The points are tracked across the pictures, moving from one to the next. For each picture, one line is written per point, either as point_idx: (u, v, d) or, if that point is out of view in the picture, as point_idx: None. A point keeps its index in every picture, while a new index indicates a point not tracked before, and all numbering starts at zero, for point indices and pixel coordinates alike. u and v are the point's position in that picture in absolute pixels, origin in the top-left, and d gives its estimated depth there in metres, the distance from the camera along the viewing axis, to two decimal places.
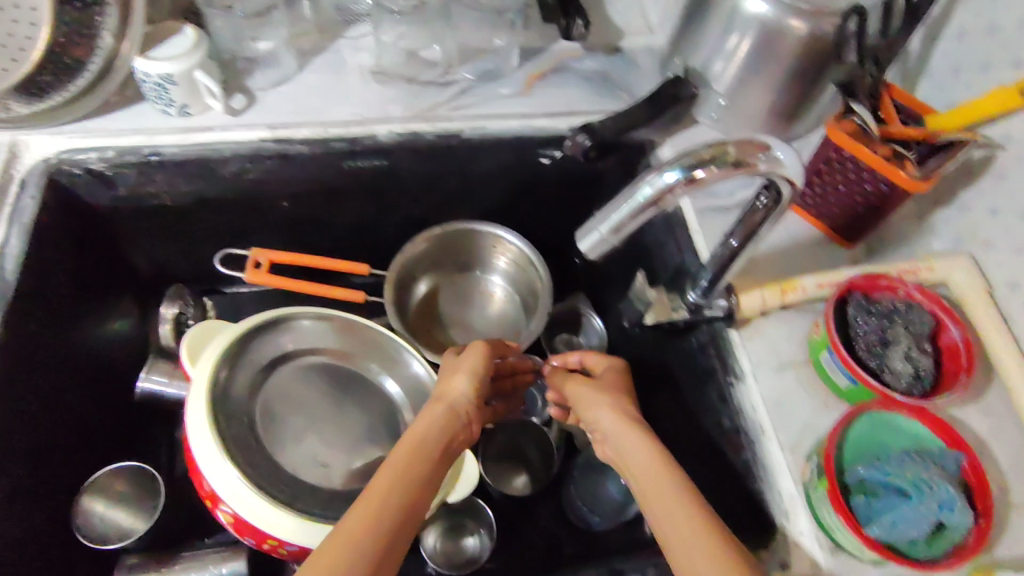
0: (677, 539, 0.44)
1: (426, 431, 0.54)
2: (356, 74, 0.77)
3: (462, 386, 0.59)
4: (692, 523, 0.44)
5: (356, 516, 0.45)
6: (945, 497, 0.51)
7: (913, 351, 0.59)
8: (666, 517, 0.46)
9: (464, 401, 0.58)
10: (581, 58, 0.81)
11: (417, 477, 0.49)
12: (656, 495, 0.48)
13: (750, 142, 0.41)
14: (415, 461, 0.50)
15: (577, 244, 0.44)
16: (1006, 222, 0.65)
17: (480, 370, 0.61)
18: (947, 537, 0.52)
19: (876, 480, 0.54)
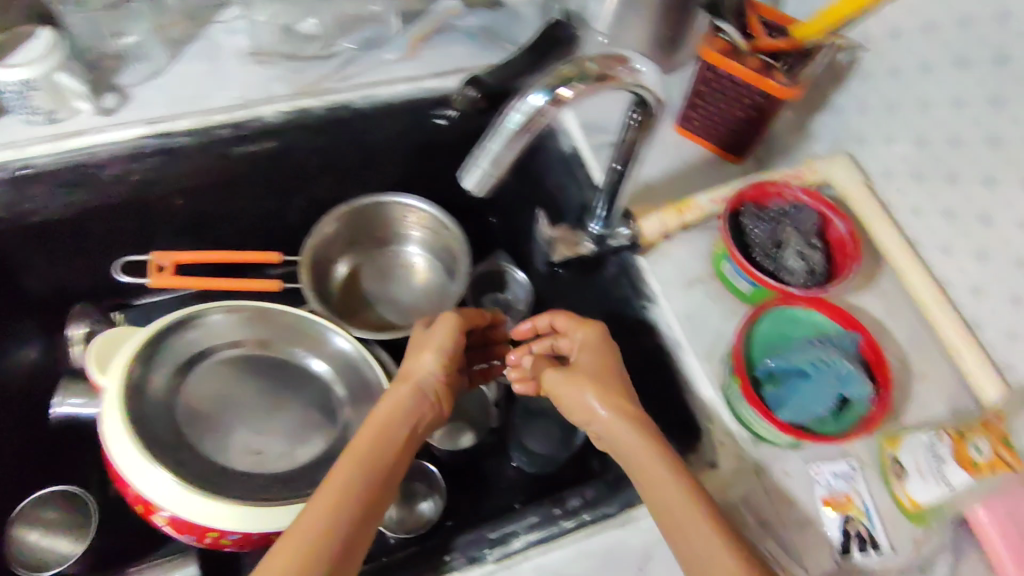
0: (666, 512, 0.49)
1: (391, 420, 0.55)
2: (232, 58, 0.75)
3: (428, 363, 0.59)
4: (681, 502, 0.49)
5: (318, 514, 0.47)
6: (844, 372, 0.55)
7: (805, 249, 0.63)
8: (658, 490, 0.50)
9: (433, 383, 0.59)
10: (462, 15, 0.80)
11: (378, 467, 0.52)
12: (645, 471, 0.51)
13: (609, 58, 0.43)
14: (378, 453, 0.53)
15: (463, 183, 0.45)
16: (875, 117, 0.69)
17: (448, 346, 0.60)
18: (853, 410, 0.57)
19: (783, 369, 0.57)
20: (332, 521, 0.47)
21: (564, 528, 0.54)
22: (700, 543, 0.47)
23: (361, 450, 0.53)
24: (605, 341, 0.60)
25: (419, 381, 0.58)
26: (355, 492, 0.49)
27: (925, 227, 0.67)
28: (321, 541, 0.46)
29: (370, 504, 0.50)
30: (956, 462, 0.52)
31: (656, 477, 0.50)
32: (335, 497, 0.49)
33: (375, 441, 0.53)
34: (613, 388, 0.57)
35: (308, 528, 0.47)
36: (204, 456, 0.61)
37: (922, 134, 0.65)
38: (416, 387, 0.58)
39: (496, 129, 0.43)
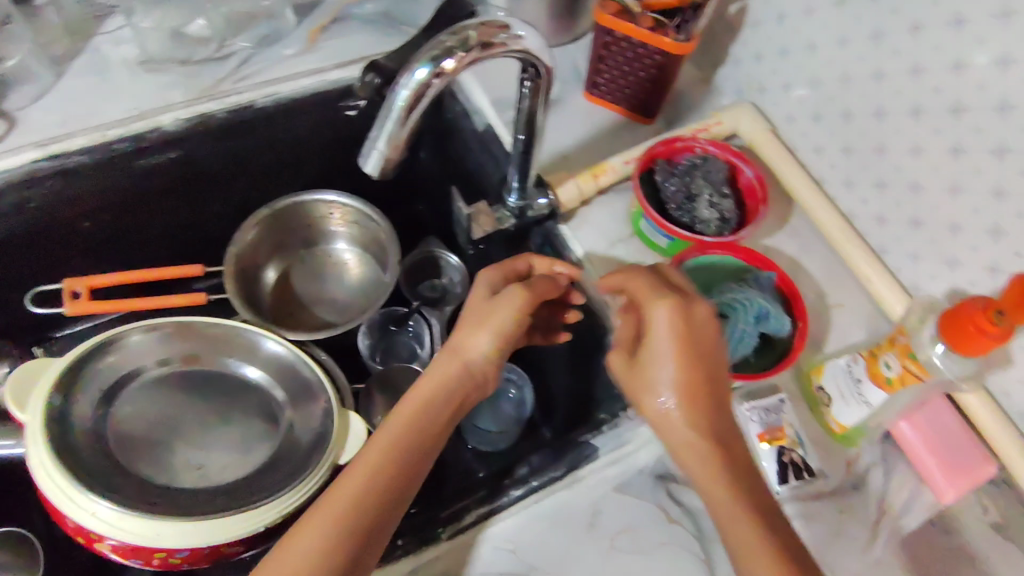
0: (699, 474, 0.49)
1: (427, 407, 0.53)
2: (123, 69, 0.72)
3: (483, 343, 0.55)
4: (714, 473, 0.48)
5: (333, 511, 0.47)
6: (760, 308, 0.58)
7: (715, 198, 0.65)
8: (691, 455, 0.50)
9: (480, 364, 0.55)
10: (360, 3, 0.80)
11: (403, 462, 0.50)
12: (687, 440, 0.50)
13: (490, 25, 0.43)
14: (405, 447, 0.51)
15: (362, 166, 0.45)
16: (770, 64, 0.71)
17: (508, 327, 0.56)
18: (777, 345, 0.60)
19: None
20: (346, 521, 0.47)
21: (514, 496, 0.55)
22: (727, 511, 0.47)
23: (388, 443, 0.50)
24: (676, 320, 0.51)
25: (468, 360, 0.55)
26: (374, 488, 0.48)
27: (828, 164, 0.69)
28: (335, 539, 0.46)
29: (388, 502, 0.49)
30: (872, 381, 0.55)
31: (692, 442, 0.50)
32: (353, 493, 0.48)
33: (403, 433, 0.51)
34: (692, 366, 0.51)
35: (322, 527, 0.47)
36: (140, 479, 0.59)
37: (814, 74, 0.68)
38: (465, 368, 0.55)
39: (387, 109, 0.43)
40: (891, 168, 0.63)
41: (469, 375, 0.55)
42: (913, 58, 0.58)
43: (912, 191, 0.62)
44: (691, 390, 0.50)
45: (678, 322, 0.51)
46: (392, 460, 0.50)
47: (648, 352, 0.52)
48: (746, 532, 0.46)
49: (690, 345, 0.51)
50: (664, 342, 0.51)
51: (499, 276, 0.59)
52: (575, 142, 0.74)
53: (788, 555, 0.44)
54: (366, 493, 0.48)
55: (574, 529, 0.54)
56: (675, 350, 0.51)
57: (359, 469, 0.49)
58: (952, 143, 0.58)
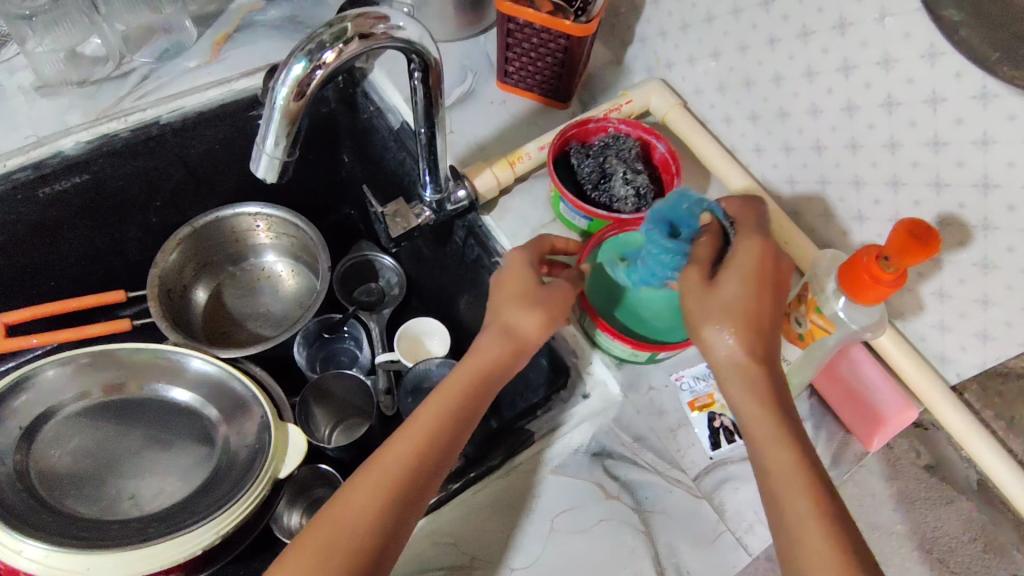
0: (750, 408, 0.46)
1: (479, 386, 0.52)
2: (17, 96, 0.70)
3: (530, 325, 0.55)
4: (772, 416, 0.45)
5: (384, 474, 0.47)
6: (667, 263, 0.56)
7: (630, 175, 0.65)
8: (738, 389, 0.47)
9: (531, 342, 0.55)
10: (263, 10, 0.79)
11: (452, 438, 0.49)
12: (738, 372, 0.47)
13: (366, 17, 0.43)
14: (455, 420, 0.50)
15: (253, 170, 0.45)
16: (674, 39, 0.73)
17: (557, 308, 0.55)
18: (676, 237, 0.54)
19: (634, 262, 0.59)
20: (396, 487, 0.46)
21: (451, 490, 0.56)
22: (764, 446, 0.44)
23: (443, 414, 0.50)
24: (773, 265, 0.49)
25: (520, 342, 0.55)
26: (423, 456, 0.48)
27: (738, 133, 0.71)
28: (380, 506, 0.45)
29: (434, 477, 0.48)
30: (787, 339, 0.58)
31: (748, 374, 0.47)
32: (410, 457, 0.47)
33: (455, 408, 0.51)
34: (761, 297, 0.48)
35: (370, 494, 0.46)
36: (72, 515, 0.58)
37: (714, 46, 0.69)
38: (517, 349, 0.54)
39: (269, 112, 0.42)
40: (795, 130, 0.65)
41: (518, 355, 0.55)
42: (801, 20, 0.60)
43: (816, 151, 0.64)
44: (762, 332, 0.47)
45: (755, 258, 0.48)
46: (445, 432, 0.49)
47: (720, 290, 0.47)
48: (785, 466, 0.43)
49: (766, 285, 0.48)
50: (738, 278, 0.48)
51: (532, 255, 0.58)
52: (492, 132, 0.75)
53: (828, 498, 0.42)
54: (415, 462, 0.47)
55: (515, 518, 0.53)
56: (754, 288, 0.47)
57: (418, 432, 0.49)
58: (844, 100, 0.60)
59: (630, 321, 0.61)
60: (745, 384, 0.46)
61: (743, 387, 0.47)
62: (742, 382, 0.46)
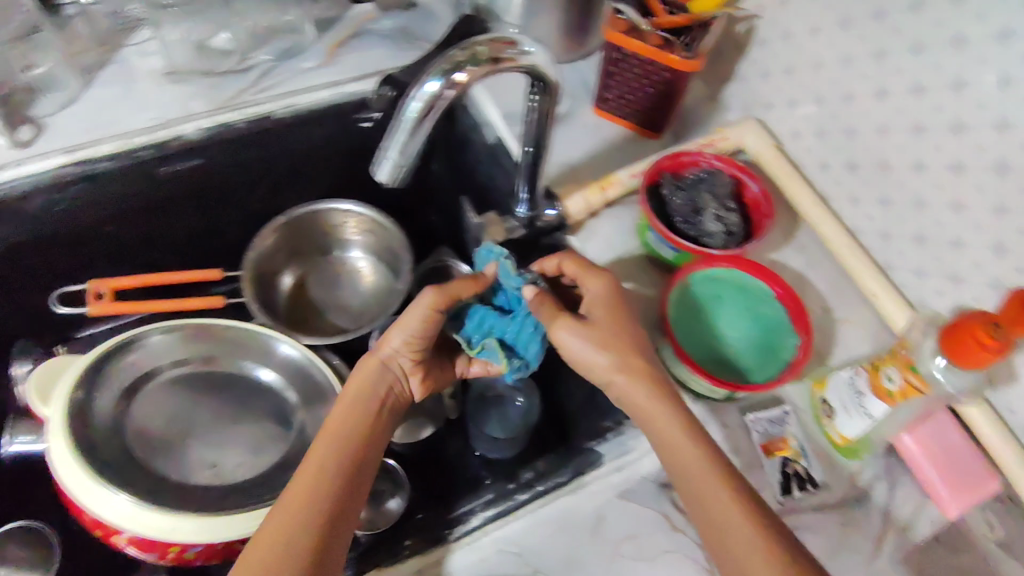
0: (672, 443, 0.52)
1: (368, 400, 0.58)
2: (149, 79, 0.74)
3: (397, 343, 0.59)
4: (682, 432, 0.52)
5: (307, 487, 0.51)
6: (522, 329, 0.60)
7: (721, 212, 0.65)
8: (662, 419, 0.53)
9: (397, 358, 0.60)
10: (377, 20, 0.83)
11: (362, 441, 0.56)
12: (650, 405, 0.54)
13: (498, 41, 0.45)
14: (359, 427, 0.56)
15: (374, 174, 0.47)
16: (776, 81, 0.73)
17: (415, 328, 0.59)
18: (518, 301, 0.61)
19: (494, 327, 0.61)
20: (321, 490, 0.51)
21: (520, 500, 0.57)
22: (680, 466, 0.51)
23: (346, 426, 0.56)
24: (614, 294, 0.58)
25: (384, 359, 0.60)
26: (340, 459, 0.53)
27: (833, 180, 0.70)
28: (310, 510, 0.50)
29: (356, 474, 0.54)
30: (874, 395, 0.56)
31: (656, 406, 0.54)
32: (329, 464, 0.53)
33: (359, 418, 0.57)
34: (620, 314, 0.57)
35: (302, 502, 0.50)
36: (159, 474, 0.61)
37: (819, 92, 0.69)
38: (383, 365, 0.60)
39: (399, 122, 0.45)
40: (895, 184, 0.64)
41: (387, 373, 0.60)
42: (915, 76, 0.60)
43: (915, 208, 0.63)
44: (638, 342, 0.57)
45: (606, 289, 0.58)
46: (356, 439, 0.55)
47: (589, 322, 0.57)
48: (711, 489, 0.49)
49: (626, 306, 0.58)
50: (601, 309, 0.57)
51: (442, 301, 0.58)
52: (585, 155, 0.76)
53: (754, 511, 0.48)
54: (334, 465, 0.53)
55: (580, 535, 0.55)
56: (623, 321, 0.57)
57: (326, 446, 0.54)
58: (952, 160, 0.59)
59: (706, 353, 0.62)
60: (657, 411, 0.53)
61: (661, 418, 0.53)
62: (658, 406, 0.54)
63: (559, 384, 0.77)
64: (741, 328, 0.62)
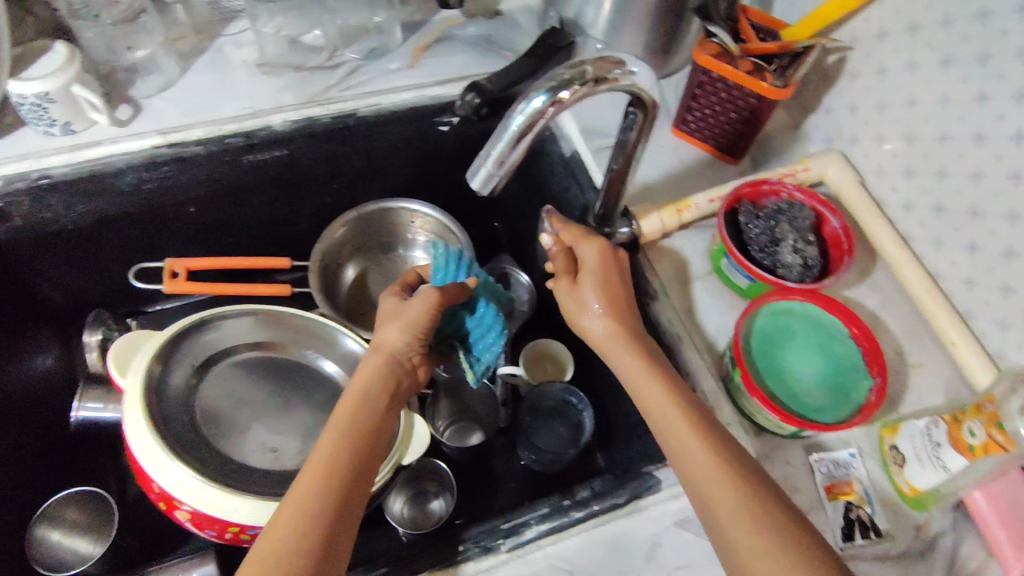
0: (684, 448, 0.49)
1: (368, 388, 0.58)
2: (241, 69, 0.77)
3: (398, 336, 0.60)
4: (694, 443, 0.49)
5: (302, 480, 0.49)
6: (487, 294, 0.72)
7: (800, 244, 0.64)
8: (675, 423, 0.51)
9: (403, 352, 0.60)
10: (463, 25, 0.84)
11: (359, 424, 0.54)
12: (663, 419, 0.51)
13: (605, 61, 0.46)
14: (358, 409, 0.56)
15: (470, 181, 0.49)
16: (864, 116, 0.72)
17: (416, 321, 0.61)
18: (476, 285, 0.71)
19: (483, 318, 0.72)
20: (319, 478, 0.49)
21: (574, 517, 0.56)
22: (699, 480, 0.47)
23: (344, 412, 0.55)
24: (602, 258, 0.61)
25: (388, 352, 0.60)
26: (338, 446, 0.52)
27: (916, 222, 0.69)
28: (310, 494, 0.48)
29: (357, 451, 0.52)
30: (953, 447, 0.54)
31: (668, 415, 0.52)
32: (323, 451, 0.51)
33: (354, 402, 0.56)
34: (614, 292, 0.60)
35: (298, 491, 0.48)
36: (222, 452, 0.61)
37: (910, 130, 0.67)
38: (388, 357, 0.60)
39: (501, 132, 0.46)
40: (985, 232, 0.62)
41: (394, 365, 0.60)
42: (1018, 123, 0.58)
43: (1005, 258, 0.61)
44: (628, 319, 0.59)
45: (599, 259, 0.61)
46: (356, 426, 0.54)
47: (581, 287, 0.60)
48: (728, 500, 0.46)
49: (619, 282, 0.61)
50: (593, 280, 0.60)
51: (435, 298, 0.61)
52: (660, 175, 0.76)
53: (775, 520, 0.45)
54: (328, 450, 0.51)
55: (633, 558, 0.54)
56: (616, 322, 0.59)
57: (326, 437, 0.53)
58: None
59: (783, 391, 0.59)
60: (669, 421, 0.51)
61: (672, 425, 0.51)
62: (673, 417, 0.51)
63: (612, 404, 0.76)
64: (814, 366, 0.60)
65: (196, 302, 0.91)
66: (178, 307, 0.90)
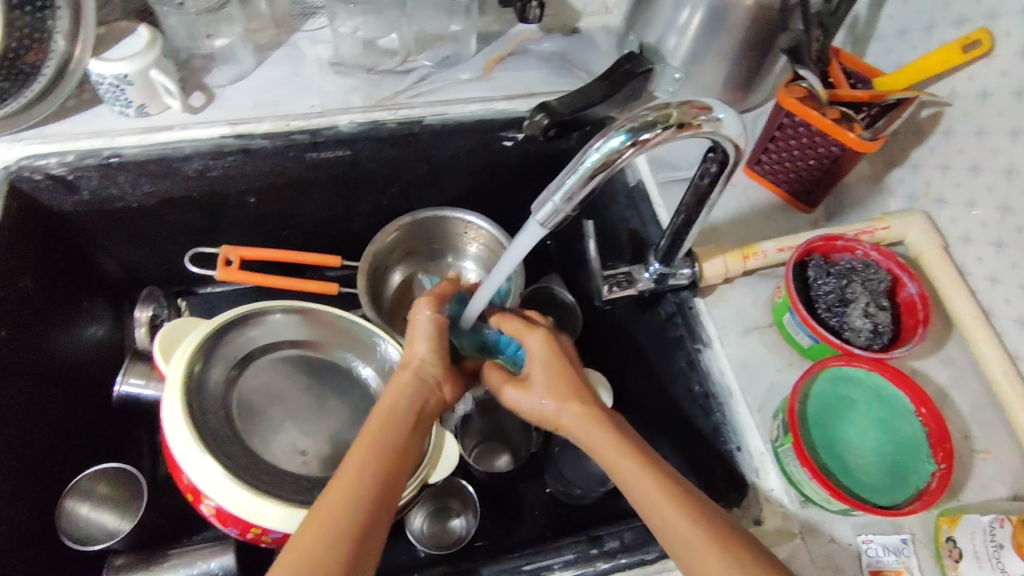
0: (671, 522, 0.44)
1: (396, 406, 0.54)
2: (314, 66, 0.77)
3: (422, 352, 0.58)
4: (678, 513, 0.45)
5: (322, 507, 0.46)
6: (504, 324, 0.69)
7: (871, 308, 0.61)
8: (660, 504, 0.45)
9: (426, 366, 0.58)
10: (539, 40, 0.83)
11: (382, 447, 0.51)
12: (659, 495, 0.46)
13: (691, 106, 0.44)
14: (387, 428, 0.52)
15: (533, 213, 0.48)
16: (956, 176, 0.67)
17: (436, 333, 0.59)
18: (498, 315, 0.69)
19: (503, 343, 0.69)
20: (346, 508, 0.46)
21: (600, 568, 0.54)
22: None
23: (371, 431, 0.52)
24: (547, 348, 0.57)
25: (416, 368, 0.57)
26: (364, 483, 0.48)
27: (1001, 297, 0.63)
28: (336, 530, 0.45)
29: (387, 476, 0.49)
30: (1015, 550, 0.50)
31: (647, 482, 0.46)
32: (350, 476, 0.48)
33: (382, 422, 0.53)
34: (567, 384, 0.54)
35: (333, 501, 0.46)
36: (253, 450, 0.61)
37: (1005, 199, 0.63)
38: (415, 373, 0.57)
39: (573, 169, 0.44)
40: None
41: (422, 378, 0.56)
42: None
43: None
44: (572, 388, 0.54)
45: (544, 348, 0.57)
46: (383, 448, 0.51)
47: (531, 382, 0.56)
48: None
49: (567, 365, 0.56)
50: (541, 369, 0.55)
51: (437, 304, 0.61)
52: (727, 216, 0.72)
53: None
54: (357, 478, 0.48)
55: None
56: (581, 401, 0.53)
57: (351, 459, 0.49)
58: None
59: (834, 463, 0.56)
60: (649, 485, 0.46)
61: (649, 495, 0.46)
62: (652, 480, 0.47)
63: None
64: (872, 440, 0.57)
65: (244, 288, 0.92)
66: (228, 291, 0.92)
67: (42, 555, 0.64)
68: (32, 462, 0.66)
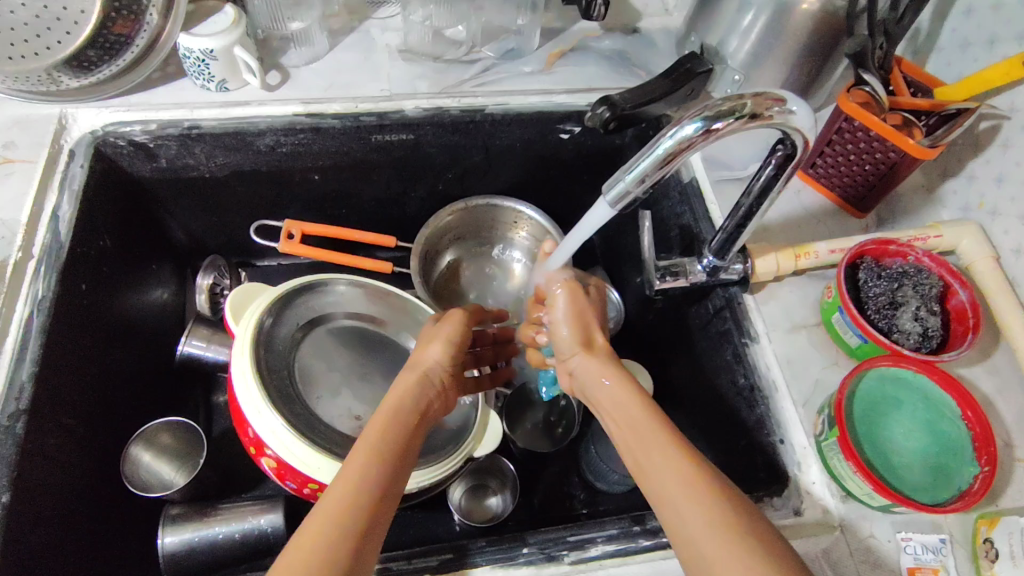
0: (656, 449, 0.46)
1: (397, 404, 0.52)
2: (384, 53, 0.81)
3: (436, 355, 0.59)
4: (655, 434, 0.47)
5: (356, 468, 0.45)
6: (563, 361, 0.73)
7: (921, 312, 0.62)
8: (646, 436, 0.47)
9: (436, 370, 0.58)
10: (599, 38, 0.85)
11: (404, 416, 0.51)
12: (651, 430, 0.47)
13: (766, 97, 0.45)
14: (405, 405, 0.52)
15: (604, 192, 0.50)
16: (1011, 190, 0.68)
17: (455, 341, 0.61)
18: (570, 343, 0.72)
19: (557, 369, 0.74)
20: (369, 492, 0.44)
21: (642, 545, 0.55)
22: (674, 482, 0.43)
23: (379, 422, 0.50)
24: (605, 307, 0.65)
25: (425, 371, 0.57)
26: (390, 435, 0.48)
27: None
28: (368, 470, 0.45)
29: (399, 465, 0.47)
30: None
31: (641, 417, 0.49)
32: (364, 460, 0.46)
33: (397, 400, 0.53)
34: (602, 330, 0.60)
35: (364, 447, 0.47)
36: (313, 410, 0.63)
37: None
38: (423, 374, 0.56)
39: (648, 152, 0.46)
40: None
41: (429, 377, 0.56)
42: None
43: None
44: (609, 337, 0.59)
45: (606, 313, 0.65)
46: (399, 411, 0.51)
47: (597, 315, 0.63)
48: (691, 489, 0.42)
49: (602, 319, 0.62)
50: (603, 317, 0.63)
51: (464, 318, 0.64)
52: (780, 217, 0.74)
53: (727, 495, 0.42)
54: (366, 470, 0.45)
55: None
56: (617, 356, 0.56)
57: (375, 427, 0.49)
58: None
59: (879, 460, 0.57)
60: (657, 442, 0.46)
61: (667, 475, 0.44)
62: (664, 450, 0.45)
63: None
64: (915, 441, 0.58)
65: (299, 264, 0.96)
66: (284, 265, 0.96)
67: (107, 498, 0.67)
68: (106, 407, 0.70)
